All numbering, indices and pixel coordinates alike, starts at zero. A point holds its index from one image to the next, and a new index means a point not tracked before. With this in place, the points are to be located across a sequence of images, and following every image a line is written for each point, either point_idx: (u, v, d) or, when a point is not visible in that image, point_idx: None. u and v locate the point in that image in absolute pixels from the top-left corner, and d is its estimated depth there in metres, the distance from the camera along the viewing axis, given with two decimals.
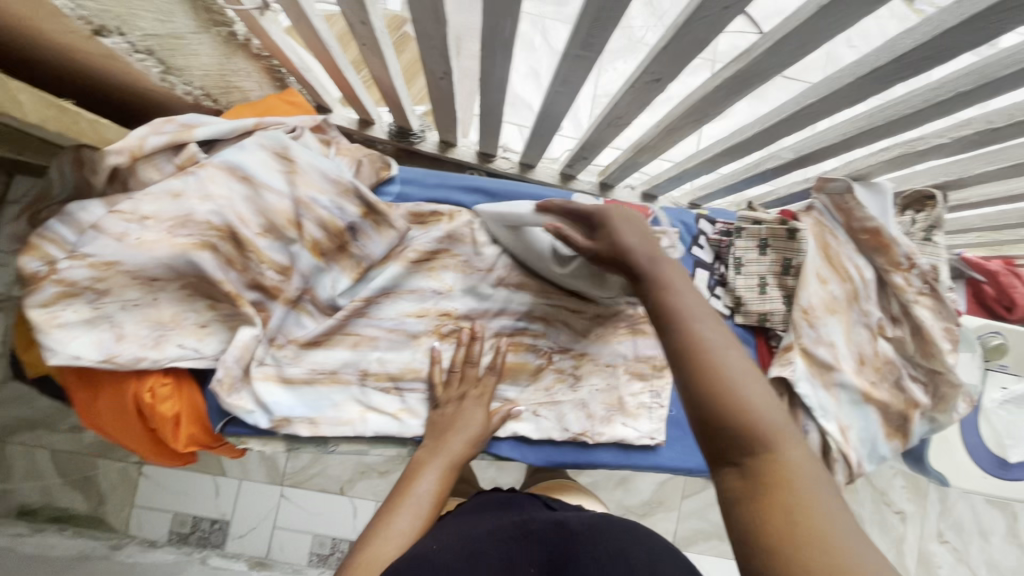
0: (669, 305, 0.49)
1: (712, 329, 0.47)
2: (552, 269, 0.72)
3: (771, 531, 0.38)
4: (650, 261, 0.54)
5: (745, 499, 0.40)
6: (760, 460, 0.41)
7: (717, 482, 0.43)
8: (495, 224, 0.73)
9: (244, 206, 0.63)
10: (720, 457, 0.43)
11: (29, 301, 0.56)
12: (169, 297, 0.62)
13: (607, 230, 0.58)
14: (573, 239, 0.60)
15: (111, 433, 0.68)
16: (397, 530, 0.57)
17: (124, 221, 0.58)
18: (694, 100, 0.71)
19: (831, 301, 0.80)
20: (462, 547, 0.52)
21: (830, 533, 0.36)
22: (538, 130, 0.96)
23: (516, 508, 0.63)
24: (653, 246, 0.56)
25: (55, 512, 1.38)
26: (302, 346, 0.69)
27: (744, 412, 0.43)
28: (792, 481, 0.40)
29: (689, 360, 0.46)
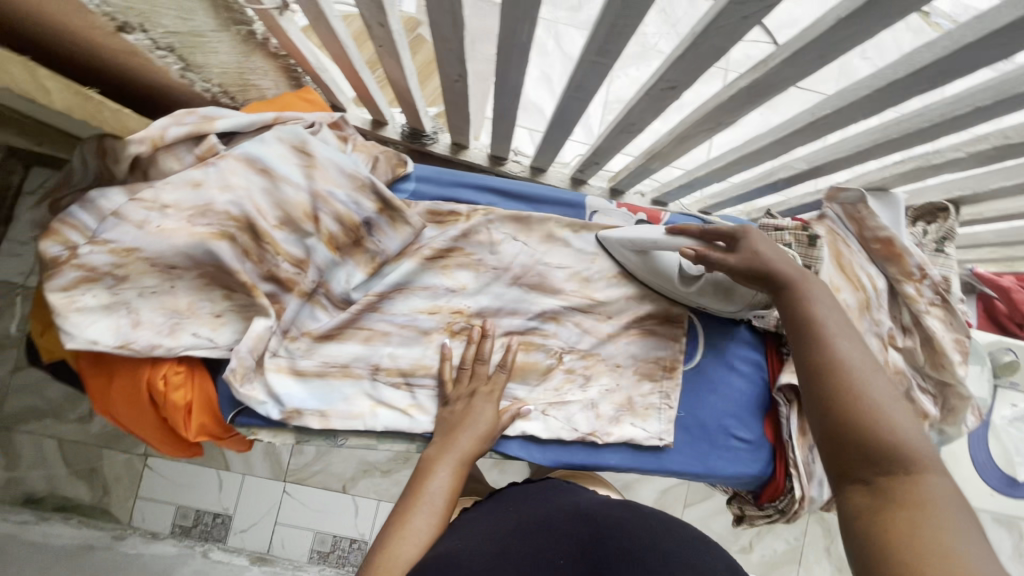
0: (816, 322, 0.59)
1: (860, 359, 0.54)
2: (678, 288, 0.75)
3: (894, 544, 0.41)
4: (810, 290, 0.62)
5: (869, 512, 0.44)
6: (893, 479, 0.45)
7: (843, 501, 0.48)
8: (623, 249, 0.76)
9: (263, 198, 0.64)
10: (849, 475, 0.48)
11: (49, 285, 0.57)
12: (186, 285, 0.62)
13: (748, 245, 0.65)
14: (715, 258, 0.66)
15: (123, 420, 0.68)
16: (418, 531, 0.57)
17: (145, 209, 0.59)
18: (709, 108, 0.71)
19: (844, 309, 0.78)
20: (486, 548, 0.54)
21: (955, 541, 0.38)
22: (551, 134, 0.97)
23: (540, 503, 0.65)
24: (798, 272, 0.63)
25: (61, 501, 1.38)
26: (316, 339, 0.70)
27: (889, 433, 0.48)
28: (926, 504, 0.42)
29: (836, 380, 0.53)
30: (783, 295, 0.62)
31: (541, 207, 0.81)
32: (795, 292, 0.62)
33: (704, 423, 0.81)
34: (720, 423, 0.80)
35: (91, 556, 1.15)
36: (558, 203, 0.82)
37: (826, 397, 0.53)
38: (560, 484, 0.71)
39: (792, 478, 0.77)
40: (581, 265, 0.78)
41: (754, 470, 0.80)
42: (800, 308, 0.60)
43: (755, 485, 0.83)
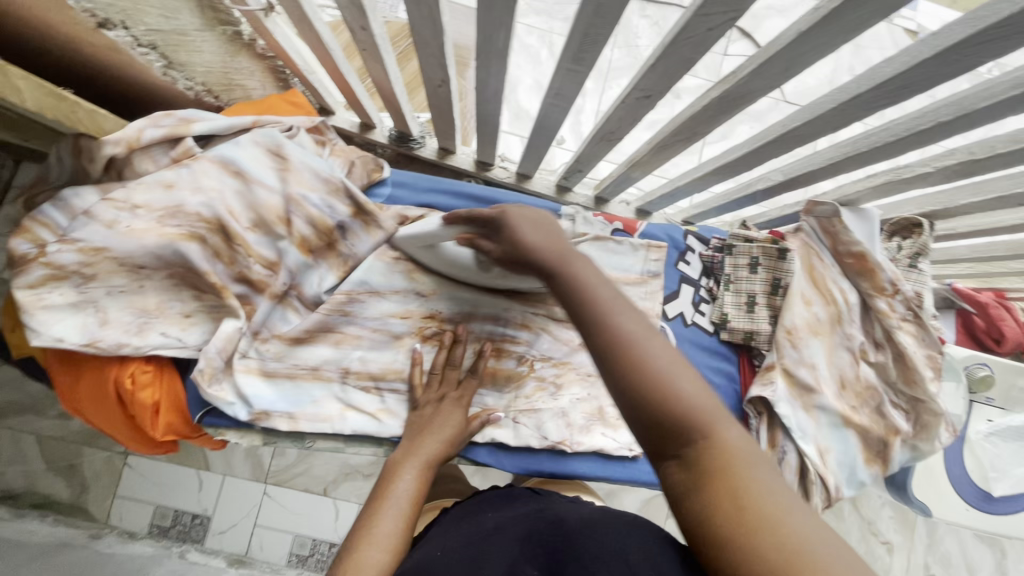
0: (591, 295, 0.49)
1: (632, 321, 0.46)
2: (474, 273, 0.73)
3: (724, 527, 0.37)
4: (568, 257, 0.54)
5: (685, 494, 0.40)
6: (693, 447, 0.41)
7: (661, 477, 0.43)
8: (413, 246, 0.72)
9: (235, 201, 0.64)
10: (660, 452, 0.42)
11: (15, 282, 0.57)
12: (156, 285, 0.63)
13: (508, 226, 0.59)
14: (484, 246, 0.64)
15: (92, 418, 0.68)
16: (382, 534, 0.57)
17: (115, 209, 0.59)
18: (683, 118, 0.72)
19: (814, 322, 0.79)
20: (456, 556, 0.55)
21: (769, 502, 0.37)
22: (533, 142, 0.98)
23: (513, 509, 0.65)
24: (557, 245, 0.55)
25: (37, 498, 1.37)
26: (287, 343, 0.70)
27: (682, 403, 0.42)
28: (734, 464, 0.40)
29: (619, 356, 0.44)
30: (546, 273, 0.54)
31: None
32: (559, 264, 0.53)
33: None
34: None
35: (66, 553, 1.15)
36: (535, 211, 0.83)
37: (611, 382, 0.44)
38: (536, 493, 0.70)
39: None
40: None
41: None
42: (562, 281, 0.51)
43: None
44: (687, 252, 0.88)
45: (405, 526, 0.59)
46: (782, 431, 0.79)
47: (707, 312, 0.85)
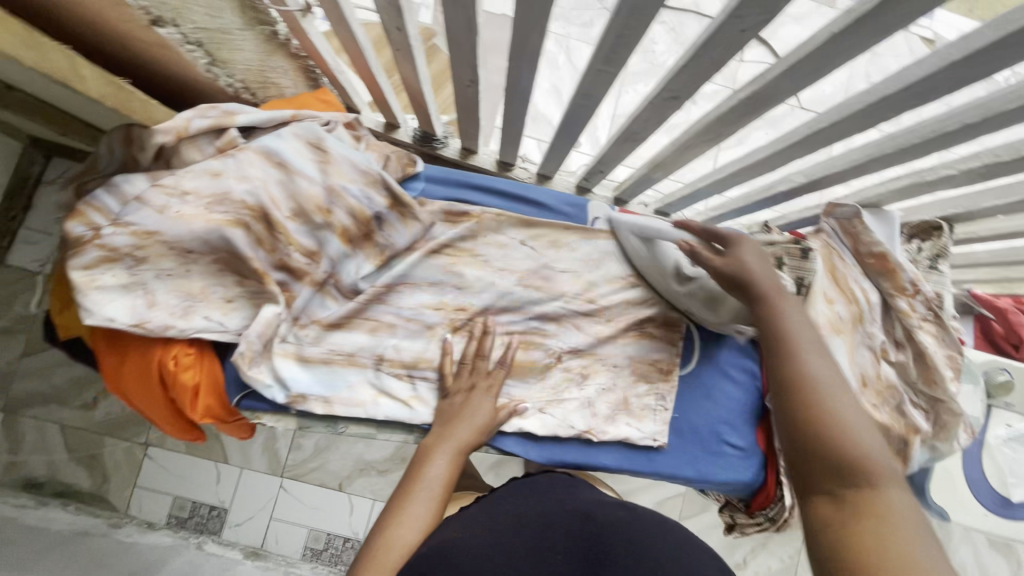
0: (784, 333, 0.62)
1: (824, 367, 0.59)
2: (671, 282, 0.78)
3: (864, 554, 0.44)
4: (787, 301, 0.65)
5: (836, 524, 0.48)
6: (855, 490, 0.49)
7: (809, 512, 0.51)
8: (630, 234, 0.79)
9: (278, 189, 0.67)
10: (815, 486, 0.52)
11: (72, 263, 0.59)
12: (201, 269, 0.65)
13: (734, 248, 0.68)
14: (704, 256, 0.69)
15: (133, 399, 0.70)
16: (417, 514, 0.59)
17: (165, 195, 0.61)
18: (709, 119, 0.74)
19: (836, 320, 0.80)
20: (486, 536, 0.56)
21: (914, 550, 0.43)
22: (557, 142, 1.00)
23: (543, 497, 0.66)
24: (772, 279, 0.66)
25: (59, 487, 1.40)
26: (323, 328, 0.73)
27: (851, 448, 0.51)
28: (892, 518, 0.46)
29: (794, 389, 0.58)
30: (761, 310, 0.65)
31: (546, 213, 0.84)
32: (765, 308, 0.65)
33: (698, 428, 0.82)
34: (713, 430, 0.82)
35: (85, 543, 1.19)
36: (563, 208, 0.85)
37: (793, 420, 0.56)
38: (566, 481, 0.72)
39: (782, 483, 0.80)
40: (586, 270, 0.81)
41: (744, 477, 0.81)
42: (770, 322, 0.64)
43: (745, 493, 0.84)
44: None
45: (437, 509, 0.61)
46: None
47: None
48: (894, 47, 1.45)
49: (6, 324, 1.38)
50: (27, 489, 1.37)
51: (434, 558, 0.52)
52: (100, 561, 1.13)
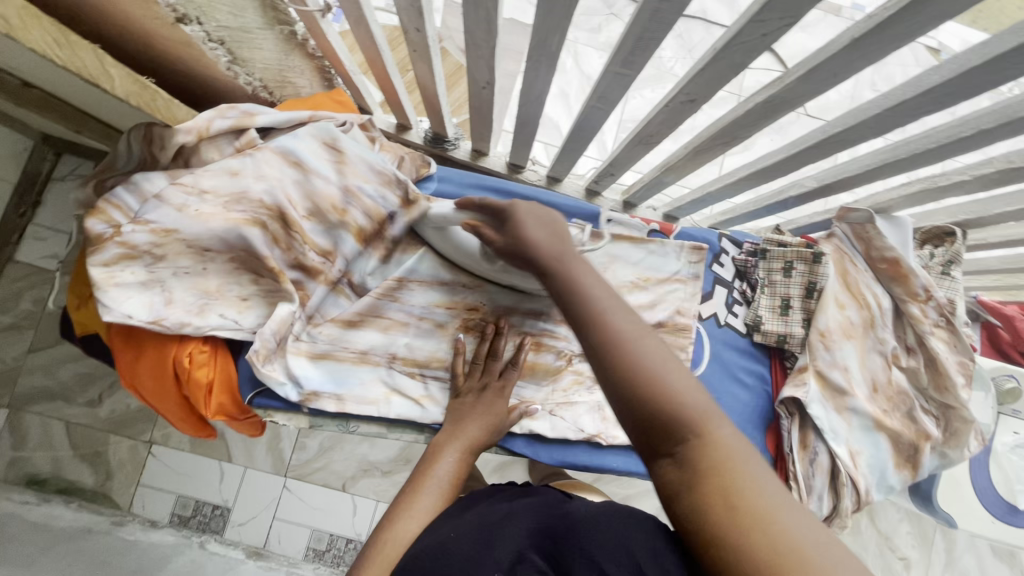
0: (585, 293, 0.50)
1: (629, 323, 0.47)
2: (479, 262, 0.74)
3: (728, 527, 0.37)
4: (564, 258, 0.55)
5: (686, 494, 0.40)
6: (689, 446, 0.41)
7: (655, 477, 0.43)
8: (429, 228, 0.75)
9: (295, 190, 0.67)
10: (652, 450, 0.42)
11: (92, 259, 0.60)
12: (218, 268, 0.65)
13: (513, 221, 0.60)
14: (487, 235, 0.64)
15: (147, 395, 0.71)
16: (422, 508, 0.59)
17: (184, 193, 0.61)
18: (725, 123, 0.74)
19: (848, 326, 0.81)
20: (483, 527, 0.52)
21: (757, 494, 0.38)
22: (569, 144, 1.00)
23: (548, 493, 0.62)
24: (563, 244, 0.57)
25: (62, 484, 1.40)
26: (339, 326, 0.73)
27: (674, 401, 0.42)
28: (733, 465, 0.40)
29: (607, 357, 0.45)
30: (544, 273, 0.54)
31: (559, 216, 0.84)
32: (562, 266, 0.54)
33: None
34: None
35: (89, 541, 1.18)
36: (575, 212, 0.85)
37: (626, 396, 0.43)
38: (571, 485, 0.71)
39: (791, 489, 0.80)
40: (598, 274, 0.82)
41: None
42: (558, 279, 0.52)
43: None
44: (721, 254, 0.88)
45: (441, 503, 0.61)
46: (814, 431, 0.80)
47: (740, 313, 0.87)
48: (901, 56, 1.47)
49: (13, 320, 1.38)
50: (31, 486, 1.37)
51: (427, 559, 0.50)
52: (104, 559, 1.13)
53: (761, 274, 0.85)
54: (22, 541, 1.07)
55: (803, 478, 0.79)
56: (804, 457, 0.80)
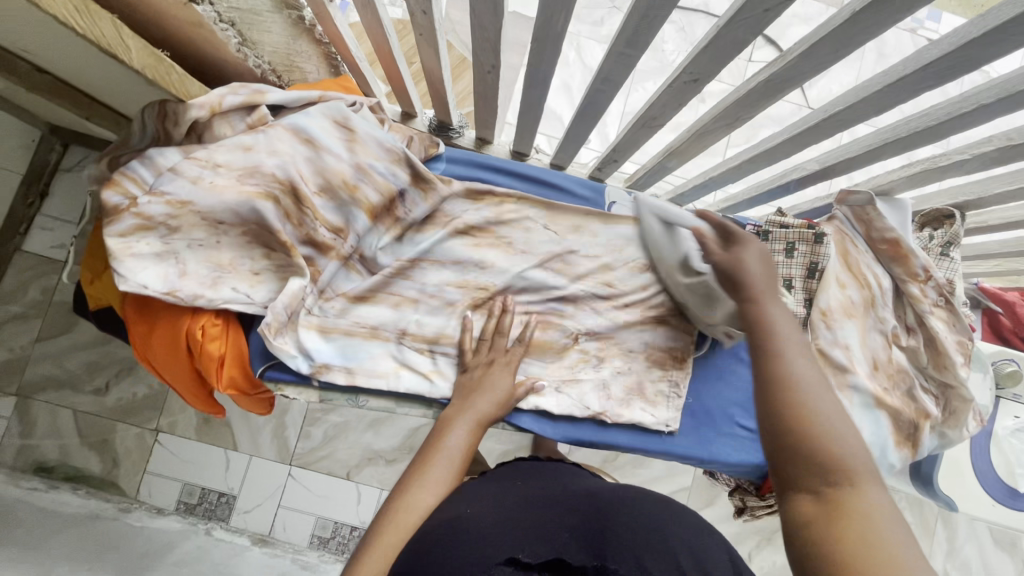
0: (767, 322, 0.55)
1: (806, 365, 0.51)
2: (677, 273, 0.78)
3: (855, 561, 0.39)
4: (768, 293, 0.58)
5: (819, 527, 0.42)
6: (836, 489, 0.43)
7: (788, 510, 0.45)
8: (650, 214, 0.77)
9: (306, 167, 0.69)
10: (792, 483, 0.46)
11: (109, 230, 0.61)
12: (231, 241, 0.67)
13: (740, 247, 0.63)
14: (708, 247, 0.66)
15: (159, 369, 0.72)
16: (435, 479, 0.60)
17: (199, 167, 0.63)
18: (727, 104, 0.75)
19: (848, 304, 0.82)
20: (493, 517, 0.53)
21: (896, 545, 0.39)
22: (574, 129, 1.01)
23: (545, 483, 0.64)
24: (769, 277, 0.60)
25: (70, 471, 1.41)
26: (350, 300, 0.75)
27: (832, 446, 0.45)
28: (875, 516, 0.41)
29: (781, 385, 0.50)
30: (741, 297, 0.59)
31: (565, 196, 0.85)
32: (752, 296, 0.58)
33: (710, 410, 0.84)
34: (725, 412, 0.84)
35: (96, 527, 1.20)
36: (580, 192, 0.86)
37: (781, 424, 0.48)
38: (579, 470, 0.72)
39: None
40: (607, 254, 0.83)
41: (756, 459, 0.82)
42: (749, 306, 0.57)
43: (756, 475, 0.85)
44: None
45: (452, 475, 0.62)
46: None
47: None
48: (902, 48, 1.48)
49: (22, 309, 1.40)
50: (39, 473, 1.39)
51: (441, 541, 0.49)
52: (109, 546, 1.14)
53: None
54: (31, 526, 1.09)
55: None
56: None
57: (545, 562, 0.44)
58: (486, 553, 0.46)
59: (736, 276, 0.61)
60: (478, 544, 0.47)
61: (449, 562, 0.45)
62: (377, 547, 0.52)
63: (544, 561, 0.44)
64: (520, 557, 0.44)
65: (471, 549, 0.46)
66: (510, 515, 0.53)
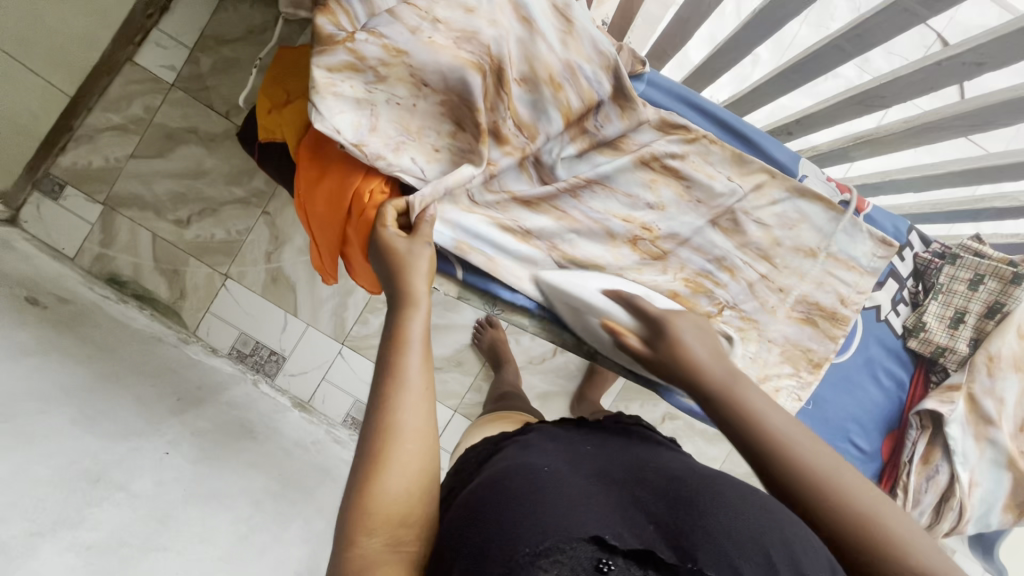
0: (734, 397, 0.51)
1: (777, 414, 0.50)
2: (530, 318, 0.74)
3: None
4: (734, 380, 0.52)
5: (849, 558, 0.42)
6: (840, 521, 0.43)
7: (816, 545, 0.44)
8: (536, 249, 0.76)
9: (517, 48, 0.63)
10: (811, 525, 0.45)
11: (319, 60, 0.56)
12: (426, 108, 0.61)
13: (660, 333, 0.58)
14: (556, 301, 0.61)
15: (311, 221, 0.69)
16: (411, 381, 0.49)
17: (418, 17, 0.58)
18: (989, 102, 0.67)
19: (1022, 357, 0.75)
20: (575, 480, 0.45)
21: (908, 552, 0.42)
22: (762, 90, 0.89)
23: (637, 449, 0.54)
24: (719, 361, 0.54)
25: (139, 290, 1.40)
26: (516, 201, 0.70)
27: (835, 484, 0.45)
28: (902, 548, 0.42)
29: (769, 445, 0.47)
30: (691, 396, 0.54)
31: (759, 155, 0.76)
32: (724, 393, 0.51)
33: (828, 417, 0.81)
34: (843, 424, 0.81)
35: (158, 352, 1.21)
36: (773, 156, 0.77)
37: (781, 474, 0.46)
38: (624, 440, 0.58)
39: (897, 497, 0.79)
40: (779, 227, 0.76)
41: None
42: (727, 403, 0.51)
43: None
44: (906, 247, 0.81)
45: (430, 382, 0.50)
46: (941, 450, 0.77)
47: (902, 313, 0.81)
48: None
49: (121, 120, 1.30)
50: (111, 284, 1.38)
51: (511, 495, 0.42)
52: (166, 370, 1.16)
53: (941, 279, 0.78)
54: (98, 336, 1.10)
55: (914, 490, 0.78)
56: (921, 472, 0.78)
57: (635, 553, 0.38)
58: (566, 518, 0.39)
59: (682, 367, 0.55)
60: (560, 508, 0.40)
61: (525, 520, 0.39)
62: (379, 483, 0.44)
63: (632, 551, 0.38)
64: (607, 537, 0.37)
65: (549, 516, 0.38)
66: (594, 484, 0.45)
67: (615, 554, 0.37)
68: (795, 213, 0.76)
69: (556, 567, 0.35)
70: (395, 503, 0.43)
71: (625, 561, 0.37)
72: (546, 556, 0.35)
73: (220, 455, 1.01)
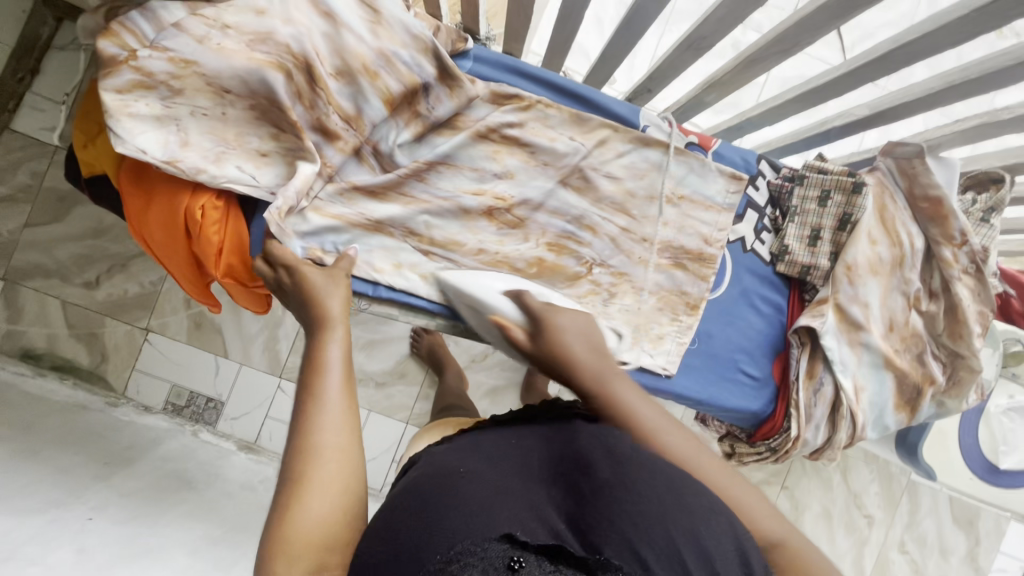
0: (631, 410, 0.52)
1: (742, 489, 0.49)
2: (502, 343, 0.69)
3: None
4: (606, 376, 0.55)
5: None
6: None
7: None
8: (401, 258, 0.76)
9: (323, 43, 0.62)
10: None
11: (104, 83, 0.57)
12: (237, 115, 0.62)
13: (544, 328, 0.59)
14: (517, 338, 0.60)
15: (154, 250, 0.69)
16: (330, 416, 0.47)
17: (205, 26, 0.57)
18: (785, 27, 0.70)
19: (875, 262, 0.79)
20: (497, 473, 0.44)
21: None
22: (611, 49, 0.91)
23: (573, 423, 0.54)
24: (593, 351, 0.57)
25: (58, 361, 1.29)
26: (359, 193, 0.71)
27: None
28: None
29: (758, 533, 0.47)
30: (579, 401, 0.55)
31: (597, 111, 0.77)
32: (597, 385, 0.54)
33: (717, 353, 0.83)
34: (732, 356, 0.83)
35: (82, 419, 1.10)
36: (613, 112, 0.78)
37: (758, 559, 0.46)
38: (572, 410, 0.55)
39: (791, 417, 0.80)
40: (630, 178, 0.78)
41: (752, 405, 0.82)
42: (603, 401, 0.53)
43: (749, 424, 0.86)
44: (757, 177, 0.84)
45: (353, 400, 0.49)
46: (822, 363, 0.80)
47: (767, 240, 0.84)
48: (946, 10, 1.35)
49: (9, 191, 1.22)
50: (25, 360, 1.27)
51: (428, 494, 0.41)
52: (91, 435, 1.05)
53: (793, 200, 0.81)
54: (10, 415, 0.99)
55: (805, 406, 0.80)
56: (809, 386, 0.80)
57: (547, 549, 0.37)
58: (483, 518, 0.38)
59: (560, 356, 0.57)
60: (470, 508, 0.39)
61: (435, 523, 0.38)
62: (295, 513, 0.42)
63: (544, 546, 0.37)
64: (517, 534, 0.37)
65: (459, 519, 0.38)
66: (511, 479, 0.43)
67: (525, 550, 0.36)
68: (645, 162, 0.78)
69: (464, 569, 0.34)
70: (323, 530, 0.42)
71: (537, 556, 0.36)
72: (457, 561, 0.35)
73: (155, 512, 0.93)
